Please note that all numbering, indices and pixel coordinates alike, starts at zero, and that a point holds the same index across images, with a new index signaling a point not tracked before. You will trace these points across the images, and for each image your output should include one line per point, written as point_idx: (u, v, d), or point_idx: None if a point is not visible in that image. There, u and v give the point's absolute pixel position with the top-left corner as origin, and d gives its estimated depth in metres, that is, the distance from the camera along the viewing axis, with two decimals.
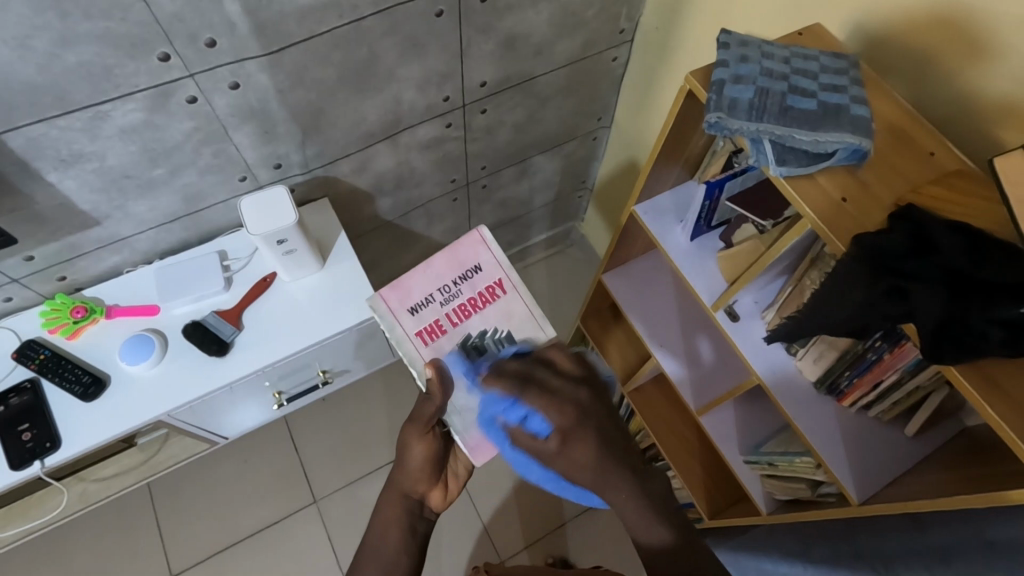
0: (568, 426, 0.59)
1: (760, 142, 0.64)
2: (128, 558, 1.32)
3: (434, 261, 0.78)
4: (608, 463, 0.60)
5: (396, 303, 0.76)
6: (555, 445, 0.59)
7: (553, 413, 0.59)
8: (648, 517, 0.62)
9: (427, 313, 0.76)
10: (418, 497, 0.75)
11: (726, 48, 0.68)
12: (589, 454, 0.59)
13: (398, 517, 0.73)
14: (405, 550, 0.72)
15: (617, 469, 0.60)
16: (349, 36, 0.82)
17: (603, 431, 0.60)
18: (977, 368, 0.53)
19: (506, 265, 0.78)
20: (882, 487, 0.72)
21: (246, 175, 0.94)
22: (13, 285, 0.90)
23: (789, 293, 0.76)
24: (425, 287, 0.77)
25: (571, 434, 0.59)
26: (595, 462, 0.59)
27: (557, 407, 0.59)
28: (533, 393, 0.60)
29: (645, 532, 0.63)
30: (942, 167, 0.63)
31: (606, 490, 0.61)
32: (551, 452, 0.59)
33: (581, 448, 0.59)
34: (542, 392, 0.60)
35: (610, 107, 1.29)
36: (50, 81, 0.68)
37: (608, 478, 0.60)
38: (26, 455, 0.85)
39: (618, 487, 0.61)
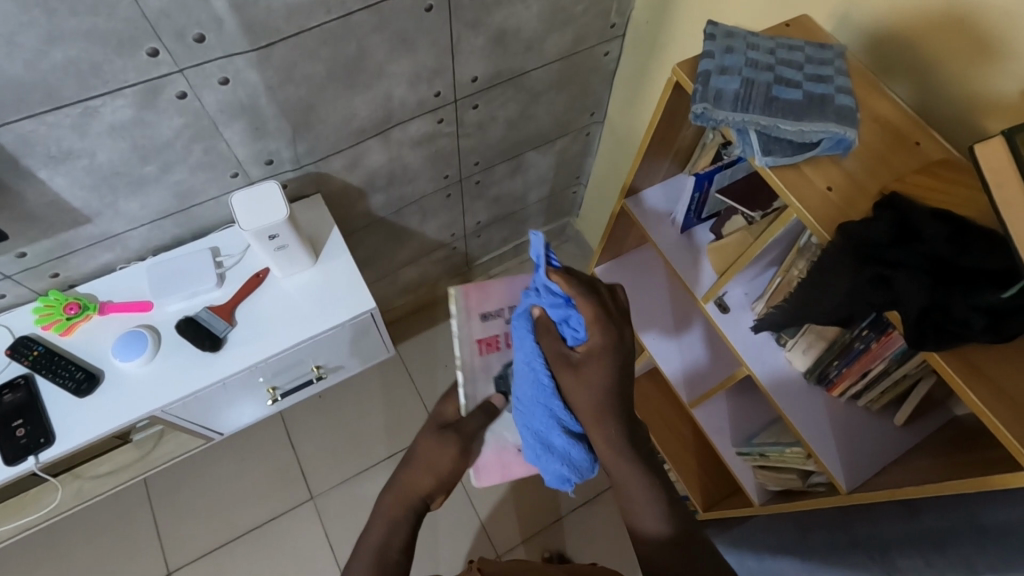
0: (599, 348, 0.64)
1: (746, 133, 0.64)
2: (126, 555, 1.33)
3: (515, 280, 0.82)
4: (610, 399, 0.64)
5: (474, 304, 0.79)
6: (577, 357, 0.65)
7: (595, 330, 0.64)
8: (647, 498, 0.66)
9: (495, 325, 0.81)
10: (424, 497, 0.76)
11: (712, 40, 0.69)
12: (597, 381, 0.64)
13: (403, 515, 0.73)
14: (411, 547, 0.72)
15: (613, 413, 0.65)
16: (337, 31, 0.82)
17: (624, 368, 0.65)
18: (961, 356, 0.53)
19: None
20: (870, 476, 0.72)
21: (238, 171, 0.94)
22: (6, 282, 0.90)
23: (777, 283, 0.76)
24: (501, 298, 0.81)
25: (597, 355, 0.64)
26: (605, 395, 0.64)
27: (602, 326, 0.64)
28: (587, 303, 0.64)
29: (645, 516, 0.66)
30: (927, 156, 0.63)
31: (592, 428, 0.65)
32: (569, 362, 0.65)
33: (596, 376, 0.64)
34: (597, 308, 0.64)
35: (603, 102, 1.29)
36: (38, 78, 0.68)
37: (601, 420, 0.65)
38: (20, 451, 0.86)
39: (602, 434, 0.65)
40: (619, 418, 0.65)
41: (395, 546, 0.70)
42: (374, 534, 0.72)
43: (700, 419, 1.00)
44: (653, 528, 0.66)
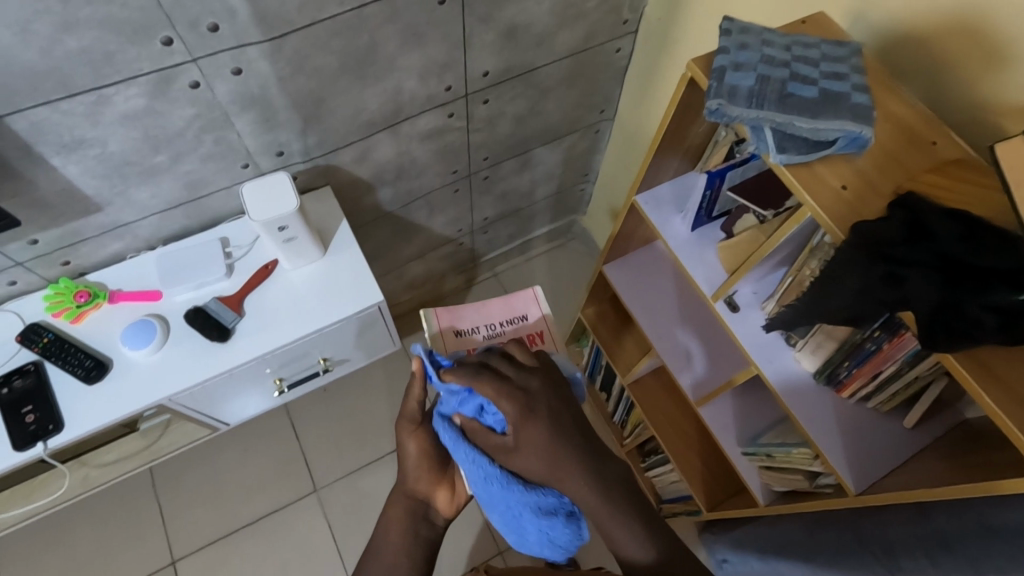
0: (517, 416, 0.59)
1: (760, 130, 0.64)
2: (130, 544, 1.33)
3: (489, 301, 0.76)
4: (561, 454, 0.58)
5: (445, 321, 0.74)
6: (511, 440, 0.60)
7: (503, 403, 0.59)
8: (629, 525, 0.58)
9: (468, 341, 0.73)
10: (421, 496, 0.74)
11: (727, 36, 0.68)
12: (538, 441, 0.58)
13: (402, 514, 0.73)
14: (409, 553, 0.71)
15: (574, 457, 0.59)
16: (350, 23, 0.82)
17: (556, 417, 0.60)
18: (973, 356, 0.53)
19: (552, 320, 0.77)
20: (879, 478, 0.72)
21: (248, 162, 0.94)
22: (18, 270, 0.91)
23: (788, 283, 0.76)
24: (475, 318, 0.75)
25: (521, 420, 0.59)
26: (550, 450, 0.58)
27: (511, 395, 0.59)
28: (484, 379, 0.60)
29: (621, 542, 0.59)
30: (942, 156, 0.62)
31: (561, 474, 0.58)
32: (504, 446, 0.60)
33: (532, 437, 0.58)
34: (496, 385, 0.60)
35: (612, 99, 1.29)
36: (53, 66, 0.68)
37: (564, 470, 0.58)
38: (28, 437, 0.86)
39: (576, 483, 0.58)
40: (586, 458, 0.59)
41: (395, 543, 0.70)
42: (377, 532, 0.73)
43: (706, 418, 0.99)
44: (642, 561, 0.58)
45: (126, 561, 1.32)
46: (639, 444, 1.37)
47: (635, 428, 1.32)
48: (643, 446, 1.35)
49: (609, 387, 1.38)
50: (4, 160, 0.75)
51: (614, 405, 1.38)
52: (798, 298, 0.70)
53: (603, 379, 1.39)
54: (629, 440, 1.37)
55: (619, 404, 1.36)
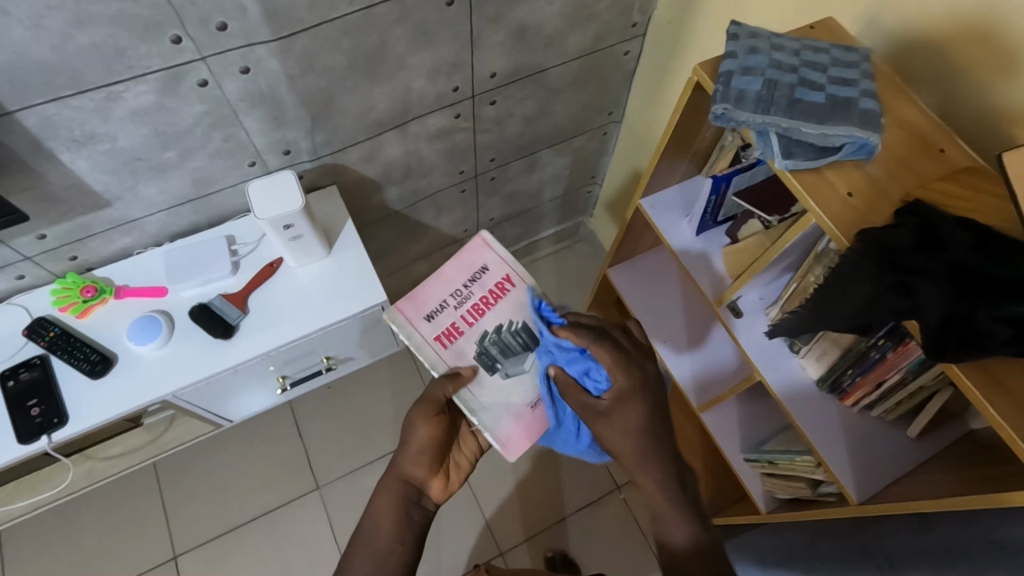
0: (621, 391, 0.68)
1: (767, 135, 0.63)
2: (134, 536, 1.35)
3: (446, 270, 0.82)
4: (644, 439, 0.69)
5: (412, 313, 0.79)
6: (604, 405, 0.69)
7: (619, 375, 0.68)
8: (676, 509, 0.69)
9: (441, 319, 0.79)
10: (416, 484, 0.74)
11: (736, 40, 0.68)
12: (634, 423, 0.68)
13: (394, 498, 0.73)
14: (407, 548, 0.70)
15: (656, 448, 0.69)
16: (359, 23, 0.82)
17: (653, 406, 0.69)
18: (982, 367, 0.52)
19: (511, 260, 0.83)
20: (883, 488, 0.71)
21: (256, 160, 0.95)
22: (27, 264, 0.92)
23: (793, 289, 0.75)
24: (437, 293, 0.81)
25: (623, 400, 0.68)
26: (638, 434, 0.69)
27: (623, 370, 0.68)
28: (603, 349, 0.68)
29: (671, 522, 0.68)
30: (953, 164, 0.62)
31: (635, 465, 0.70)
32: (599, 411, 0.70)
33: (628, 414, 0.68)
34: (613, 355, 0.68)
35: (621, 101, 1.28)
36: (64, 62, 0.69)
37: (643, 453, 0.69)
38: (34, 430, 0.87)
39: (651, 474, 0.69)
40: (667, 460, 0.69)
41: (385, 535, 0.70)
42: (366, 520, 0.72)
43: (709, 424, 0.99)
44: (683, 539, 0.68)
45: (129, 553, 1.33)
46: None
47: None
48: None
49: None
50: (14, 154, 0.75)
51: None
52: (804, 304, 0.69)
53: None
54: None
55: None
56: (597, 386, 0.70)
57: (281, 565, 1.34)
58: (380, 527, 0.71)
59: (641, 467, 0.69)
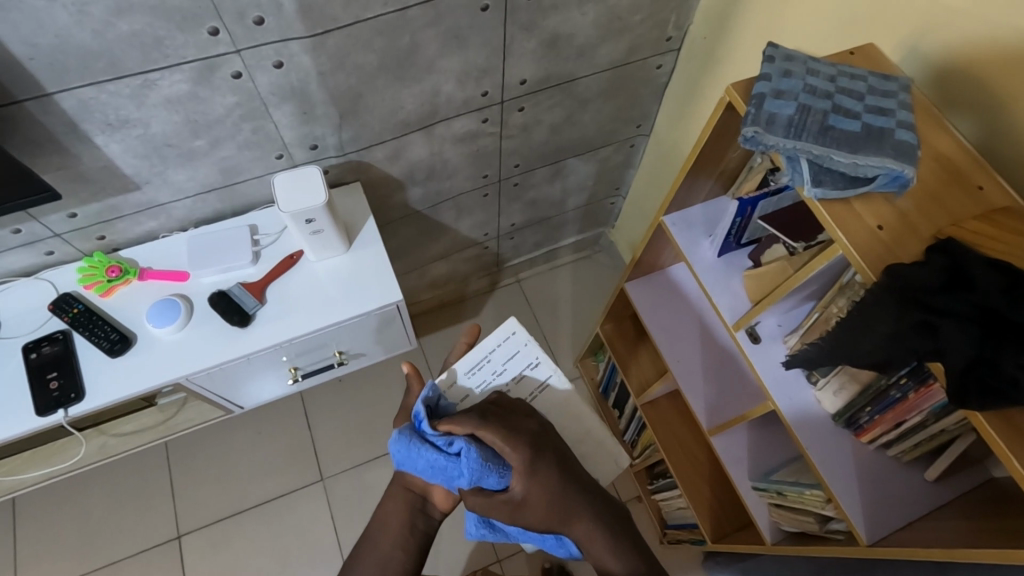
0: (521, 472, 0.67)
1: (796, 161, 0.62)
2: (140, 513, 1.37)
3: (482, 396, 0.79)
4: (563, 496, 0.69)
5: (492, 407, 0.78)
6: (518, 494, 0.68)
7: (510, 451, 0.67)
8: (605, 540, 0.68)
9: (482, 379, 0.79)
10: (419, 492, 0.79)
11: (771, 62, 0.66)
12: (547, 481, 0.68)
13: (398, 507, 0.78)
14: (399, 543, 0.76)
15: (577, 501, 0.69)
16: (393, 23, 0.82)
17: (556, 459, 0.70)
18: (1004, 417, 0.50)
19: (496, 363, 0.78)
20: (895, 530, 0.69)
21: (283, 153, 0.96)
22: (55, 240, 0.94)
23: (814, 319, 0.74)
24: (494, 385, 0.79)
25: (524, 473, 0.67)
26: (553, 495, 0.68)
27: (513, 450, 0.67)
28: (483, 434, 0.67)
29: (606, 557, 0.68)
30: (989, 203, 0.60)
31: (564, 520, 0.68)
32: (511, 499, 0.68)
33: (538, 495, 0.68)
34: (503, 438, 0.67)
35: (650, 114, 1.27)
36: (103, 47, 0.71)
37: (565, 517, 0.68)
38: (50, 403, 0.88)
39: (581, 527, 0.69)
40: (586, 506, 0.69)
41: (384, 539, 0.77)
42: (374, 523, 0.79)
43: (718, 448, 0.97)
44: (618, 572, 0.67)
45: (133, 529, 1.36)
46: (648, 466, 1.35)
47: (645, 449, 1.31)
48: (652, 469, 1.33)
49: (623, 404, 1.37)
50: (50, 134, 0.77)
51: (626, 422, 1.37)
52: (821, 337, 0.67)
53: (618, 396, 1.39)
54: (639, 461, 1.35)
55: (632, 423, 1.35)
56: (497, 479, 0.68)
57: (280, 553, 1.35)
58: (383, 532, 0.77)
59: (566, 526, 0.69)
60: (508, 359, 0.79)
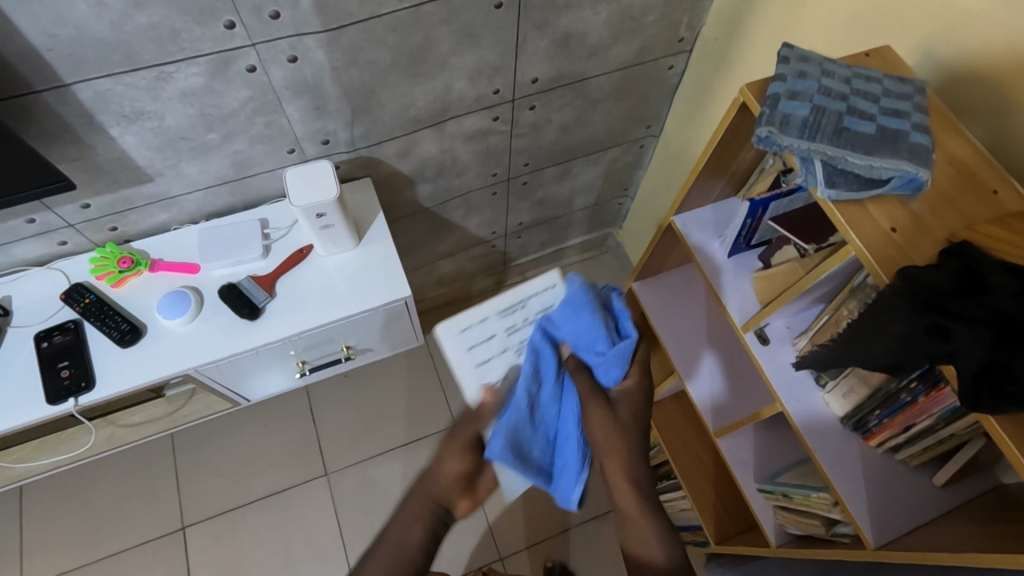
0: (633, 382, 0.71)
1: (810, 162, 0.62)
2: (146, 504, 1.38)
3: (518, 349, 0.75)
4: (633, 431, 0.70)
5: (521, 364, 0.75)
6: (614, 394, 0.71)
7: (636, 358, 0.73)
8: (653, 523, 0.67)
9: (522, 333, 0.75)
10: (443, 505, 0.74)
11: (786, 62, 0.66)
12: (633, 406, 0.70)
13: (423, 518, 0.73)
14: (421, 556, 0.71)
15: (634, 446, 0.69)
16: (407, 20, 0.83)
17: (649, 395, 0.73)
18: (1017, 422, 0.50)
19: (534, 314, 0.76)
20: (902, 534, 0.69)
21: (294, 148, 0.96)
22: (68, 231, 0.95)
23: (824, 321, 0.73)
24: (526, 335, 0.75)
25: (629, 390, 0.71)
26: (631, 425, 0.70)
27: (638, 373, 0.72)
28: (642, 345, 0.74)
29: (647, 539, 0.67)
30: (1004, 207, 0.60)
31: (612, 460, 0.68)
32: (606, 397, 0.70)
33: (625, 410, 0.70)
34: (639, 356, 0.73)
35: (660, 115, 1.27)
36: (120, 39, 0.71)
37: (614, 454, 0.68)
38: (61, 391, 0.88)
39: (623, 479, 0.68)
40: (643, 459, 0.70)
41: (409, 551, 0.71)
42: (392, 530, 0.72)
43: (724, 449, 0.97)
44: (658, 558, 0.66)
45: (139, 519, 1.36)
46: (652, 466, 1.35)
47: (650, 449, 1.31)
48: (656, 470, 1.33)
49: None
50: (67, 125, 0.78)
51: None
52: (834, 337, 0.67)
53: None
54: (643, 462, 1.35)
55: None
56: (609, 378, 0.70)
57: (284, 547, 1.36)
58: (405, 543, 0.71)
59: (622, 463, 0.68)
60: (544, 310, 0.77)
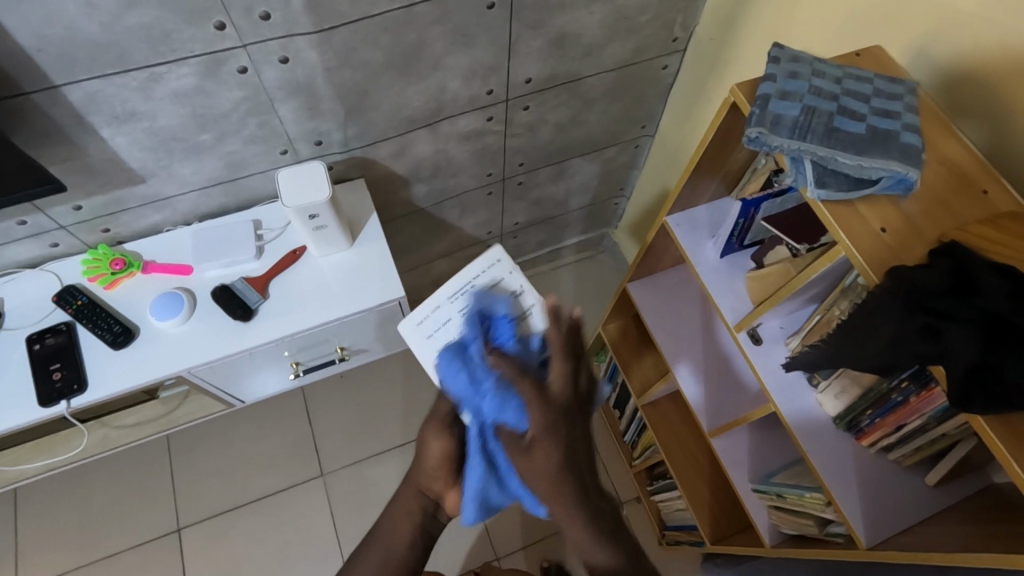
0: (542, 427, 0.58)
1: (801, 162, 0.62)
2: (141, 505, 1.38)
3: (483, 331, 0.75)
4: (561, 477, 0.58)
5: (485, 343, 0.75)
6: (527, 441, 0.59)
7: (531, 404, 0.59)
8: (592, 538, 0.61)
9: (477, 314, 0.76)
10: (431, 498, 0.77)
11: (776, 63, 0.66)
12: (550, 457, 0.58)
13: (412, 512, 0.77)
14: (411, 546, 0.77)
15: (571, 484, 0.59)
16: (400, 20, 0.82)
17: (568, 437, 0.59)
18: (1008, 423, 0.50)
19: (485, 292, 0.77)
20: (895, 534, 0.69)
21: (288, 148, 0.96)
22: (60, 232, 0.95)
23: (816, 321, 0.73)
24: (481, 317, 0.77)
25: (541, 440, 0.58)
26: (558, 470, 0.58)
27: (539, 410, 0.59)
28: (524, 385, 0.60)
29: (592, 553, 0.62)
30: (996, 207, 0.60)
31: (550, 499, 0.59)
32: (523, 444, 0.59)
33: (544, 454, 0.58)
34: (537, 387, 0.60)
35: (656, 115, 1.27)
36: (111, 40, 0.71)
37: (545, 497, 0.59)
38: (54, 394, 0.88)
39: (563, 508, 0.59)
40: (579, 494, 0.59)
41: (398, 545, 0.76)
42: (385, 523, 0.79)
43: (718, 449, 0.97)
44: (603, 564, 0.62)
45: (134, 521, 1.36)
46: (648, 466, 1.35)
47: (646, 449, 1.31)
48: (652, 470, 1.33)
49: (623, 405, 1.37)
50: (58, 126, 0.78)
51: (627, 423, 1.37)
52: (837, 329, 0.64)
53: (618, 396, 1.39)
54: (639, 462, 1.35)
55: (632, 423, 1.35)
56: (516, 420, 0.61)
57: (280, 548, 1.35)
58: (396, 535, 0.77)
59: (561, 504, 0.59)
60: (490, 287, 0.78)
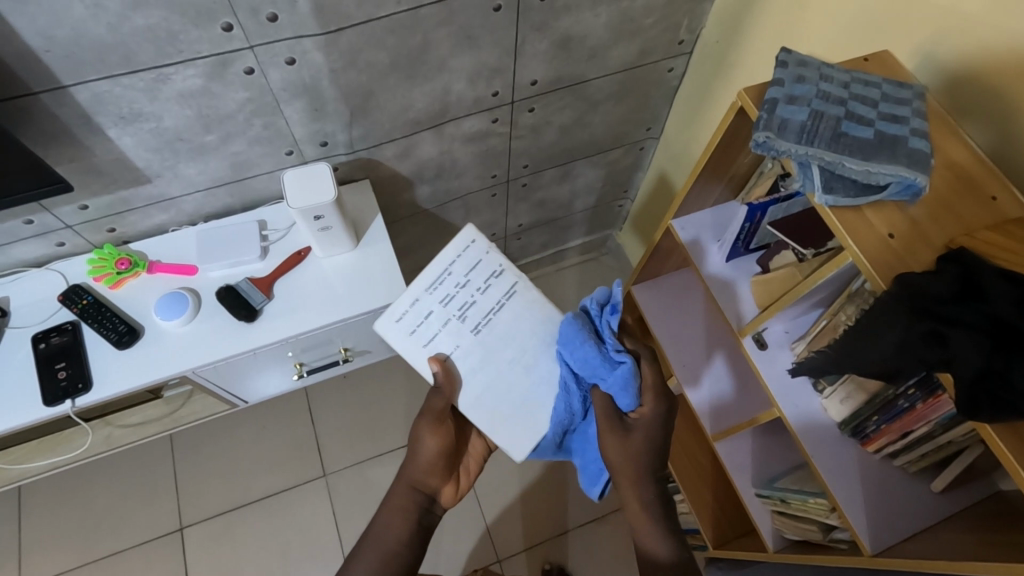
0: (652, 415, 0.73)
1: (808, 167, 0.61)
2: (144, 504, 1.38)
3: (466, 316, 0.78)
4: (647, 463, 0.73)
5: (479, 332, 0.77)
6: (629, 422, 0.73)
7: (649, 397, 0.74)
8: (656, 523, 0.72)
9: (456, 300, 0.78)
10: (427, 493, 0.81)
11: (784, 67, 0.66)
12: (645, 443, 0.72)
13: (404, 507, 0.78)
14: (407, 542, 0.76)
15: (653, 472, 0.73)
16: (405, 22, 0.82)
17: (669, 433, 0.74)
18: (1014, 430, 0.50)
19: (469, 276, 0.79)
20: (900, 541, 0.68)
21: (293, 149, 0.96)
22: (66, 232, 0.95)
23: (821, 327, 0.73)
24: (461, 300, 0.78)
25: (647, 420, 0.73)
26: (646, 454, 0.72)
27: (654, 397, 0.74)
28: (649, 368, 0.75)
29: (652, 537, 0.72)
30: (1004, 213, 0.59)
31: (626, 480, 0.73)
32: (622, 424, 0.73)
33: (643, 436, 0.72)
34: (657, 375, 0.75)
35: (661, 118, 1.27)
36: (118, 41, 0.71)
37: (626, 482, 0.72)
38: (58, 393, 0.88)
39: (643, 491, 0.72)
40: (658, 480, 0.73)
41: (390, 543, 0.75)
42: (376, 524, 0.77)
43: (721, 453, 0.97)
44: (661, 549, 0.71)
45: (137, 520, 1.36)
46: None
47: None
48: None
49: None
50: (64, 126, 0.78)
51: None
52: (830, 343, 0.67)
53: None
54: None
55: None
56: (627, 402, 0.72)
57: (281, 548, 1.36)
58: (388, 535, 0.76)
59: (634, 484, 0.72)
60: (469, 270, 0.79)
